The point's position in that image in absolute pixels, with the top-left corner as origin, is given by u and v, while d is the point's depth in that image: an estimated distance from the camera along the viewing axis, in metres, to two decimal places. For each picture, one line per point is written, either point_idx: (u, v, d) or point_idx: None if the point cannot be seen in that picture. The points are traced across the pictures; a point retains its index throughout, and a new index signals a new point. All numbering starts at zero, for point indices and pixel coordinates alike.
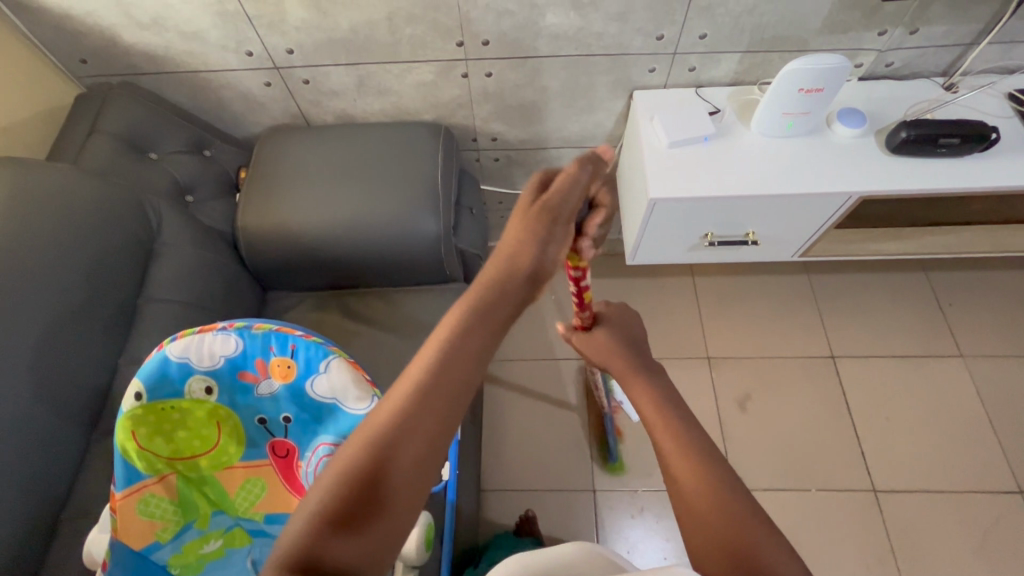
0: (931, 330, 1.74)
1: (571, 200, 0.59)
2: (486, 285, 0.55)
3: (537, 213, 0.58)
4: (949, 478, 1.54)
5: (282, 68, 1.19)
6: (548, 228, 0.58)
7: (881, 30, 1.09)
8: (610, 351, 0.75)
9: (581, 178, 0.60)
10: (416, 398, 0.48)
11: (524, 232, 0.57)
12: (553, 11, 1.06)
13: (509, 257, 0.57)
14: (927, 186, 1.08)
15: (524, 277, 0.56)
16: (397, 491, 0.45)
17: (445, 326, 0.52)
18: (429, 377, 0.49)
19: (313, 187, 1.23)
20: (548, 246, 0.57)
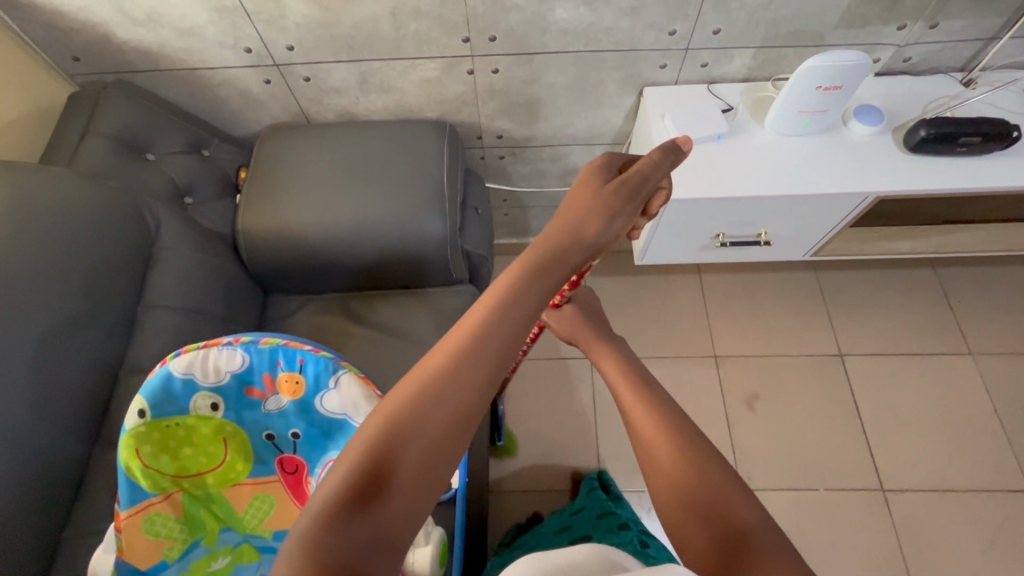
0: (940, 328, 1.72)
1: (648, 183, 0.67)
2: (540, 254, 0.58)
3: (612, 191, 0.64)
4: (958, 477, 1.53)
5: (282, 65, 1.15)
6: (617, 206, 0.63)
7: (900, 24, 1.06)
8: (581, 328, 0.82)
9: (664, 166, 0.69)
10: (462, 359, 0.49)
11: (594, 207, 0.62)
12: (562, 6, 1.03)
13: (571, 228, 0.61)
14: (945, 186, 1.05)
15: (581, 247, 0.60)
16: (434, 446, 0.46)
17: (496, 292, 0.54)
18: (476, 340, 0.50)
19: (315, 188, 1.20)
20: (611, 221, 0.62)
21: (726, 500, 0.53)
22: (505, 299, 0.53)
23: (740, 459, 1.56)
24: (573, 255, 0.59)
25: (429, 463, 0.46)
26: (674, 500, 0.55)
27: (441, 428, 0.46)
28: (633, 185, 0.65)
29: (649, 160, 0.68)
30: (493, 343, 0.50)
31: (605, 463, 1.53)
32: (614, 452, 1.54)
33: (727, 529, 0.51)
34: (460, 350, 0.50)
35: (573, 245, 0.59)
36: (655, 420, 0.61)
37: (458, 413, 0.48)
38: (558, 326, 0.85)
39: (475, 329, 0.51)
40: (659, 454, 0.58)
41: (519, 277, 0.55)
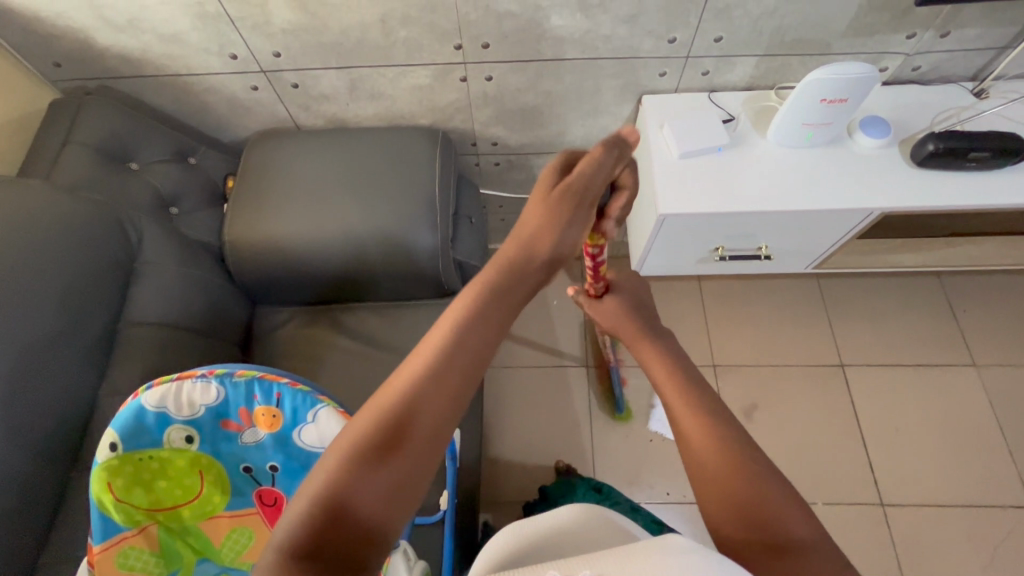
0: (944, 338, 1.69)
1: (601, 183, 0.59)
2: (506, 263, 0.55)
3: (558, 200, 0.57)
4: (959, 492, 1.50)
5: (269, 71, 1.12)
6: (569, 216, 0.57)
7: (910, 33, 1.02)
8: (621, 318, 0.74)
9: (608, 164, 0.60)
10: (427, 381, 0.47)
11: (545, 221, 0.56)
12: (558, 13, 0.99)
13: (530, 238, 0.56)
14: (953, 203, 1.02)
15: (541, 257, 0.56)
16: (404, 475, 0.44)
17: (455, 311, 0.51)
18: (441, 363, 0.48)
19: (304, 199, 1.17)
20: (567, 228, 0.57)
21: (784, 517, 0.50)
22: (467, 315, 0.50)
23: None
24: (528, 272, 0.55)
25: (399, 492, 0.44)
26: (726, 513, 0.51)
27: (408, 455, 0.45)
28: (585, 187, 0.58)
29: (592, 160, 0.59)
30: (456, 365, 0.48)
31: (600, 475, 1.51)
32: (609, 464, 1.52)
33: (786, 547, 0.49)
34: (423, 372, 0.47)
35: (524, 264, 0.55)
36: (699, 424, 0.56)
37: (426, 440, 0.46)
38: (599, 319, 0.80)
39: (438, 352, 0.48)
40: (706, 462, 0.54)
41: (483, 293, 0.52)
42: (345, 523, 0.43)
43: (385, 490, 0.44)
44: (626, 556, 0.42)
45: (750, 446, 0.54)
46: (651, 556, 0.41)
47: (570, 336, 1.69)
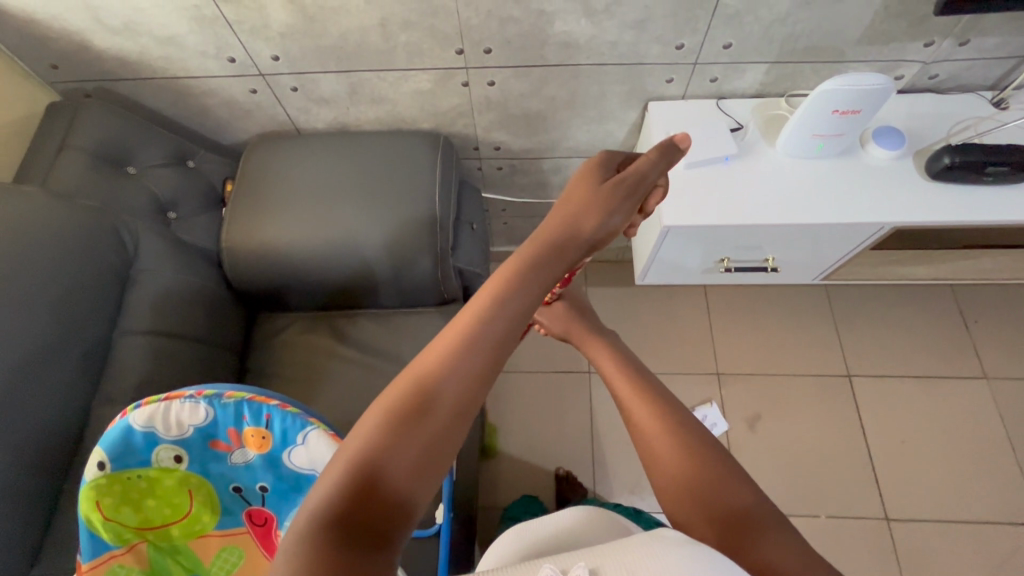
0: (954, 349, 1.65)
1: (648, 181, 0.69)
2: (544, 242, 0.59)
3: (611, 188, 0.66)
4: (966, 507, 1.48)
5: (268, 75, 1.10)
6: (617, 202, 0.65)
7: (927, 41, 0.98)
8: (573, 322, 0.83)
9: (660, 165, 0.71)
10: (467, 347, 0.50)
11: (597, 203, 0.64)
12: (562, 18, 0.96)
13: (572, 220, 0.62)
14: (969, 218, 0.98)
15: (581, 241, 0.61)
16: (440, 438, 0.47)
17: (496, 281, 0.54)
18: (481, 332, 0.51)
19: (302, 204, 1.15)
20: (608, 217, 0.64)
21: (728, 486, 0.59)
22: (509, 288, 0.54)
23: None
24: (569, 248, 0.60)
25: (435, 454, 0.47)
26: (677, 484, 0.60)
27: (445, 419, 0.47)
28: (635, 181, 0.68)
29: (646, 161, 0.69)
30: (497, 332, 0.51)
31: (600, 483, 1.49)
32: (610, 473, 1.50)
33: (731, 516, 0.56)
34: (466, 339, 0.50)
35: (569, 242, 0.61)
36: (654, 413, 0.65)
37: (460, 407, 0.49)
38: (550, 324, 0.86)
39: (480, 321, 0.51)
40: (655, 441, 0.64)
41: (524, 266, 0.56)
42: (383, 483, 0.44)
43: (422, 451, 0.46)
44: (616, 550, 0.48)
45: (693, 430, 0.64)
46: (640, 545, 0.48)
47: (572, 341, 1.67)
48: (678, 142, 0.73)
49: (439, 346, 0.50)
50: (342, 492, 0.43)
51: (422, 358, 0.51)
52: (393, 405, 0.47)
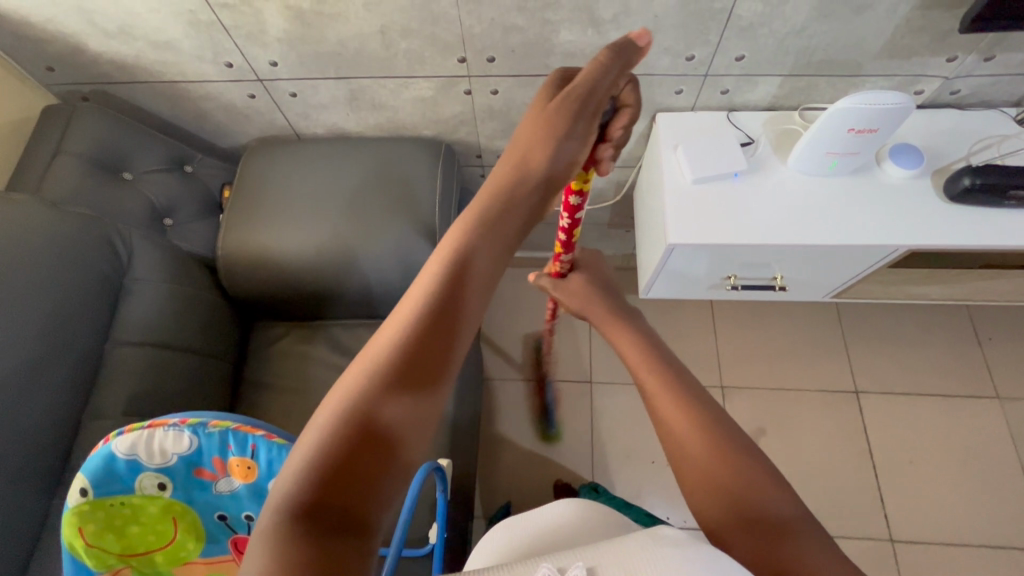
0: (967, 369, 1.61)
1: (601, 89, 0.60)
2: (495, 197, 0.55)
3: (555, 110, 0.58)
4: (973, 530, 1.45)
5: (266, 80, 1.08)
6: (568, 125, 0.58)
7: (950, 56, 0.94)
8: (588, 301, 0.83)
9: (613, 71, 0.60)
10: (428, 314, 0.47)
11: (544, 132, 0.58)
12: (568, 28, 0.93)
13: (518, 164, 0.57)
14: (990, 243, 0.94)
15: (532, 182, 0.57)
16: (412, 410, 0.43)
17: (451, 240, 0.52)
18: (444, 295, 0.48)
19: (300, 213, 1.14)
20: (560, 146, 0.58)
21: (761, 489, 0.53)
22: (466, 242, 0.51)
23: None
24: (524, 189, 0.56)
25: (410, 430, 0.43)
26: (706, 484, 0.54)
27: (414, 392, 0.44)
28: (581, 96, 0.59)
29: (595, 65, 0.60)
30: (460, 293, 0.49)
31: None
32: (610, 488, 1.47)
33: (770, 520, 0.50)
34: (426, 306, 0.48)
35: (519, 182, 0.57)
36: (680, 402, 0.60)
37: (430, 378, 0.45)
38: (567, 298, 0.87)
39: (439, 282, 0.49)
40: (687, 437, 0.57)
41: (477, 220, 0.53)
42: (353, 466, 0.40)
43: (396, 421, 0.43)
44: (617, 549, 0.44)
45: (726, 424, 0.58)
46: (643, 547, 0.44)
47: (574, 351, 1.64)
48: (632, 40, 0.61)
49: (399, 313, 0.48)
50: (314, 475, 0.39)
51: (379, 334, 0.47)
52: (357, 387, 0.43)
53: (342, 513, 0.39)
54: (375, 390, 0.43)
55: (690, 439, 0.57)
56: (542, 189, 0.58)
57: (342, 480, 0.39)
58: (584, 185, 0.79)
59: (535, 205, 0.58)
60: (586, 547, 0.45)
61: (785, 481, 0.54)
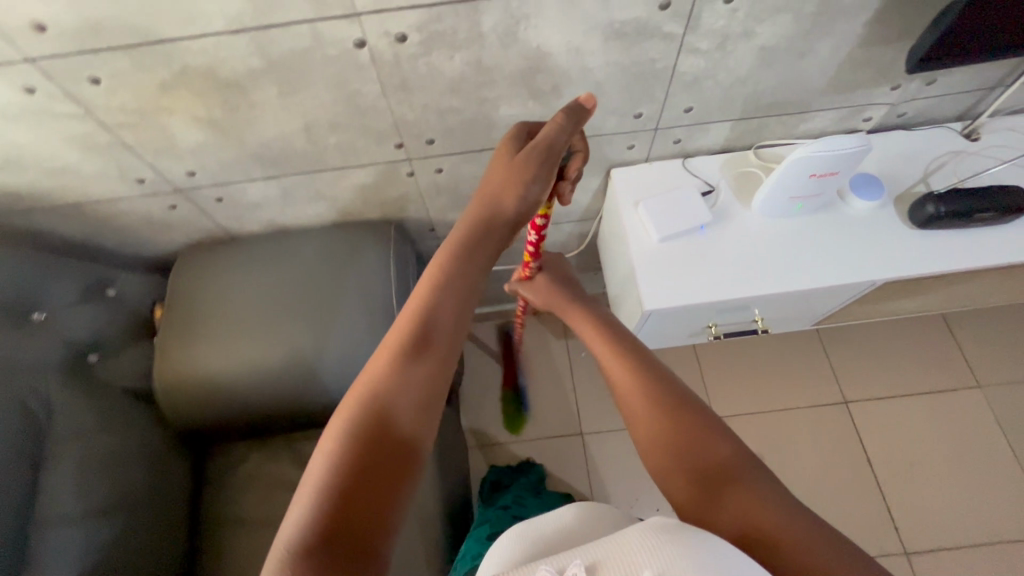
0: (945, 361, 1.60)
1: (560, 145, 0.65)
2: (472, 223, 0.62)
3: (522, 160, 0.64)
4: (987, 531, 1.41)
5: (186, 190, 0.98)
6: (534, 171, 0.64)
7: (895, 84, 0.93)
8: (556, 297, 0.84)
9: (570, 126, 0.66)
10: (423, 325, 0.55)
11: (511, 180, 0.63)
12: (507, 103, 0.87)
13: (490, 199, 0.64)
14: (966, 266, 0.92)
15: (504, 215, 0.64)
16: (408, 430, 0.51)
17: (438, 262, 0.60)
18: (427, 324, 0.55)
19: (244, 324, 1.03)
20: (529, 188, 0.64)
21: (705, 441, 0.57)
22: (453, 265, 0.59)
23: None
24: (496, 232, 0.63)
25: (417, 430, 0.51)
26: (649, 436, 0.59)
27: (421, 388, 0.53)
28: (543, 148, 0.64)
29: (554, 124, 0.65)
30: (450, 303, 0.57)
31: None
32: None
33: (710, 468, 0.54)
34: (407, 338, 0.54)
35: (494, 218, 0.63)
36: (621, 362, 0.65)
37: (432, 384, 0.54)
38: (535, 298, 0.88)
39: (422, 312, 0.56)
40: (631, 396, 0.62)
41: (465, 241, 0.61)
42: (377, 458, 0.48)
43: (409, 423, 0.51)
44: (616, 543, 0.43)
45: (664, 377, 0.63)
46: (639, 539, 0.42)
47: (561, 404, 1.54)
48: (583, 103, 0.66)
49: (402, 322, 0.56)
50: (344, 469, 0.47)
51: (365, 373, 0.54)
52: (377, 383, 0.52)
53: (358, 530, 0.44)
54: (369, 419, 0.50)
55: (631, 395, 0.62)
56: (509, 231, 0.65)
57: (369, 477, 0.47)
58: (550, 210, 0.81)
59: (507, 234, 0.65)
60: (589, 545, 0.44)
61: (725, 426, 0.58)
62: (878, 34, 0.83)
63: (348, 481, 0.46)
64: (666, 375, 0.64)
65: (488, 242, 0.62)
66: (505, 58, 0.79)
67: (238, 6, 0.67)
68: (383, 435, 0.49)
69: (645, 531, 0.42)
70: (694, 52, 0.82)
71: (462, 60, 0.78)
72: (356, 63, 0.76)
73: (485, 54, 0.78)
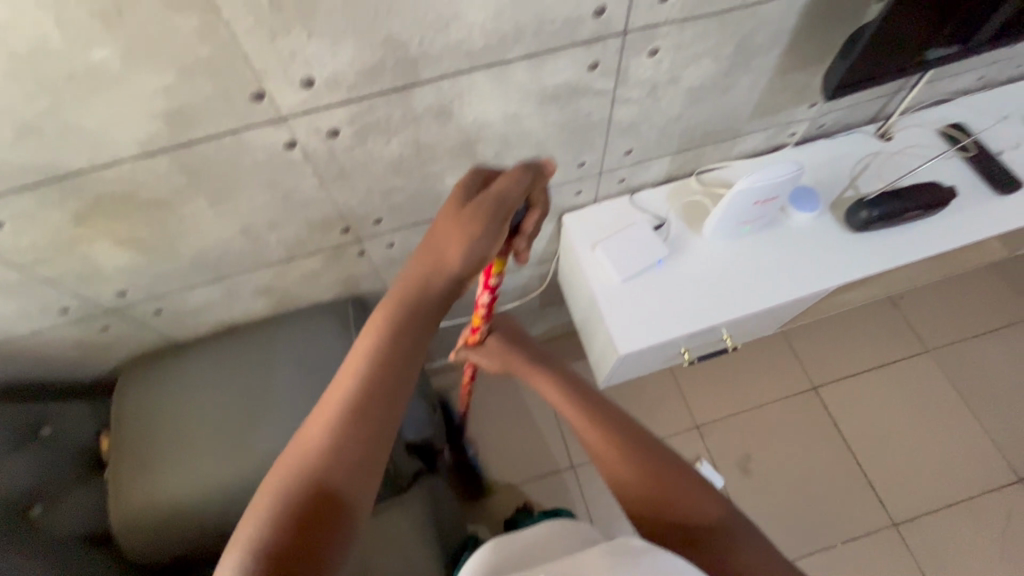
0: (895, 332, 1.68)
1: (513, 199, 0.57)
2: (415, 282, 0.57)
3: (469, 214, 0.56)
4: (962, 487, 1.48)
5: (119, 310, 0.90)
6: (484, 228, 0.56)
7: (812, 102, 0.99)
8: (509, 357, 0.79)
9: (524, 181, 0.58)
10: (364, 393, 0.53)
11: (455, 233, 0.56)
12: (451, 174, 0.85)
13: (434, 255, 0.57)
14: (904, 262, 0.98)
15: (447, 274, 0.57)
16: (348, 493, 0.50)
17: (378, 321, 0.56)
18: (367, 391, 0.53)
19: (205, 439, 0.96)
20: (476, 245, 0.56)
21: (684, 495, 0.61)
22: (397, 328, 0.55)
23: None
24: (436, 291, 0.57)
25: (351, 501, 0.50)
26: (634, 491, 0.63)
27: (357, 459, 0.51)
28: (495, 201, 0.57)
29: (507, 178, 0.57)
30: (391, 371, 0.54)
31: None
32: None
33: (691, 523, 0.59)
34: (344, 408, 0.53)
35: (435, 274, 0.57)
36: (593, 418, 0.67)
37: (370, 453, 0.52)
38: (491, 361, 0.81)
39: (364, 377, 0.54)
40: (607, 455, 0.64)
41: (407, 302, 0.56)
42: (307, 530, 0.48)
43: (343, 495, 0.50)
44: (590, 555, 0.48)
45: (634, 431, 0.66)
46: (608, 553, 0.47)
47: (548, 441, 1.50)
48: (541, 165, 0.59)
49: (342, 385, 0.54)
50: (274, 541, 0.47)
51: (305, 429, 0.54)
52: (315, 452, 0.51)
53: None
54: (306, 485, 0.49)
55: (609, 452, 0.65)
56: (454, 290, 0.59)
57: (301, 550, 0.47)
58: (504, 265, 0.70)
59: (451, 293, 0.59)
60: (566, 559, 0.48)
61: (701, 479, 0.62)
62: (790, 64, 0.87)
63: (277, 553, 0.46)
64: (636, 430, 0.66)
65: (430, 304, 0.57)
66: (443, 134, 0.77)
67: (152, 129, 0.62)
68: (315, 507, 0.49)
69: (601, 556, 0.47)
70: (627, 101, 0.84)
71: (400, 143, 0.76)
72: (289, 163, 0.73)
73: (422, 134, 0.76)
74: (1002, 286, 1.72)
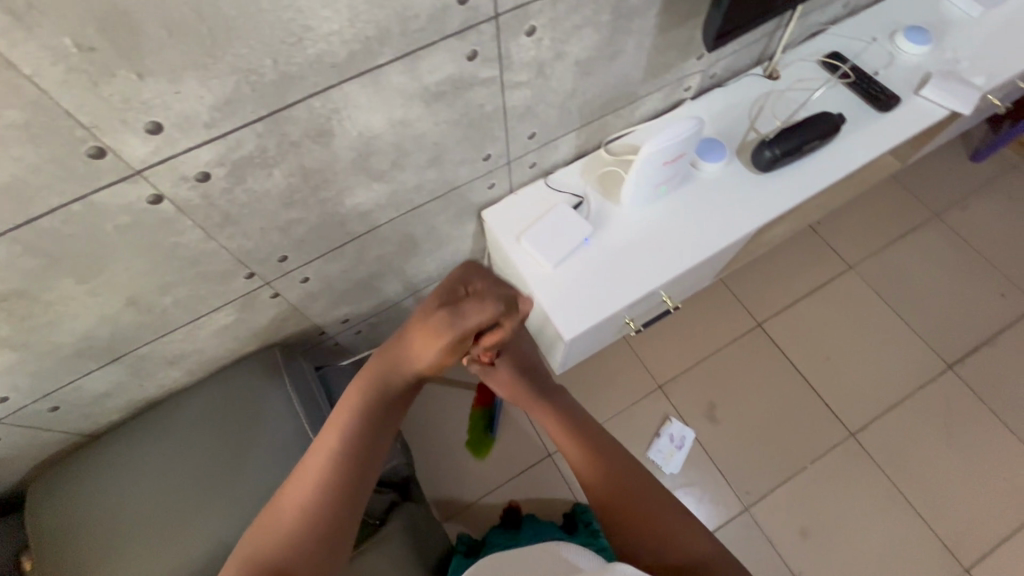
0: (819, 256, 1.77)
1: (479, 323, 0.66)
2: (390, 370, 0.68)
3: (439, 327, 0.65)
4: (903, 386, 1.59)
5: (6, 416, 0.79)
6: (441, 340, 0.65)
7: (699, 55, 1.00)
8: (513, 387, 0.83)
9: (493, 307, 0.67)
10: (340, 464, 0.63)
11: (419, 339, 0.67)
12: (351, 194, 0.80)
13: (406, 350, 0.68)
14: (811, 192, 1.02)
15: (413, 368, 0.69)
16: (317, 550, 0.60)
17: (356, 402, 0.67)
18: (341, 463, 0.63)
19: (142, 529, 0.86)
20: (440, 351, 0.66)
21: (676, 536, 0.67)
22: (370, 408, 0.67)
23: (728, 474, 1.50)
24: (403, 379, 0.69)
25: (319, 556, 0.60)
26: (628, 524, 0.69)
27: (329, 521, 0.61)
28: (457, 323, 0.65)
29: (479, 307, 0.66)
30: (360, 446, 0.64)
31: None
32: None
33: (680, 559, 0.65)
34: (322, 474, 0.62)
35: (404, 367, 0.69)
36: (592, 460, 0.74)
37: (340, 516, 0.61)
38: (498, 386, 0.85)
39: (340, 450, 0.64)
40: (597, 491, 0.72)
41: (381, 386, 0.68)
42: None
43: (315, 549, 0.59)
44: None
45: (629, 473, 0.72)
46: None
47: (521, 437, 1.47)
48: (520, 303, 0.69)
49: (321, 452, 0.64)
50: None
51: (283, 493, 0.63)
52: (294, 513, 0.60)
53: None
54: (285, 541, 0.59)
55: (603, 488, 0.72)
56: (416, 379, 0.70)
57: None
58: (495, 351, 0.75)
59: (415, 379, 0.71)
60: None
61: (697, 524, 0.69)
62: (670, 21, 0.87)
63: None
64: (631, 474, 0.73)
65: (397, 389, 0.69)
66: (329, 155, 0.72)
67: None
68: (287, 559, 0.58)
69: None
70: (517, 85, 0.81)
71: (284, 172, 0.70)
72: (160, 219, 0.65)
73: (306, 159, 0.70)
74: (903, 194, 1.84)
